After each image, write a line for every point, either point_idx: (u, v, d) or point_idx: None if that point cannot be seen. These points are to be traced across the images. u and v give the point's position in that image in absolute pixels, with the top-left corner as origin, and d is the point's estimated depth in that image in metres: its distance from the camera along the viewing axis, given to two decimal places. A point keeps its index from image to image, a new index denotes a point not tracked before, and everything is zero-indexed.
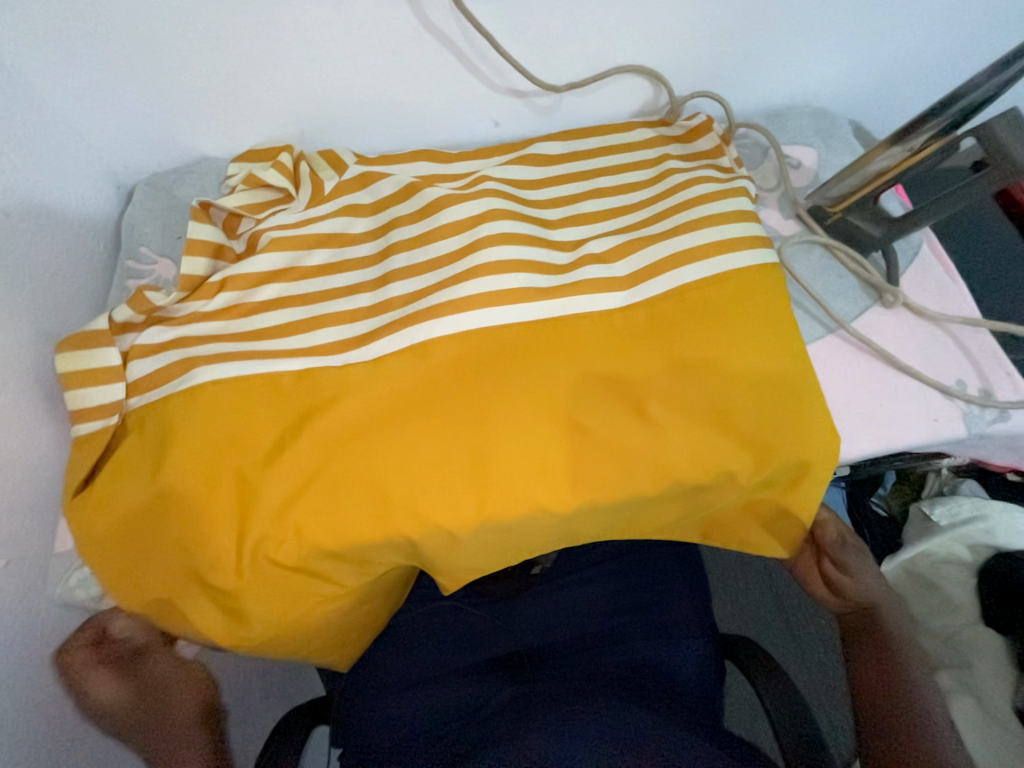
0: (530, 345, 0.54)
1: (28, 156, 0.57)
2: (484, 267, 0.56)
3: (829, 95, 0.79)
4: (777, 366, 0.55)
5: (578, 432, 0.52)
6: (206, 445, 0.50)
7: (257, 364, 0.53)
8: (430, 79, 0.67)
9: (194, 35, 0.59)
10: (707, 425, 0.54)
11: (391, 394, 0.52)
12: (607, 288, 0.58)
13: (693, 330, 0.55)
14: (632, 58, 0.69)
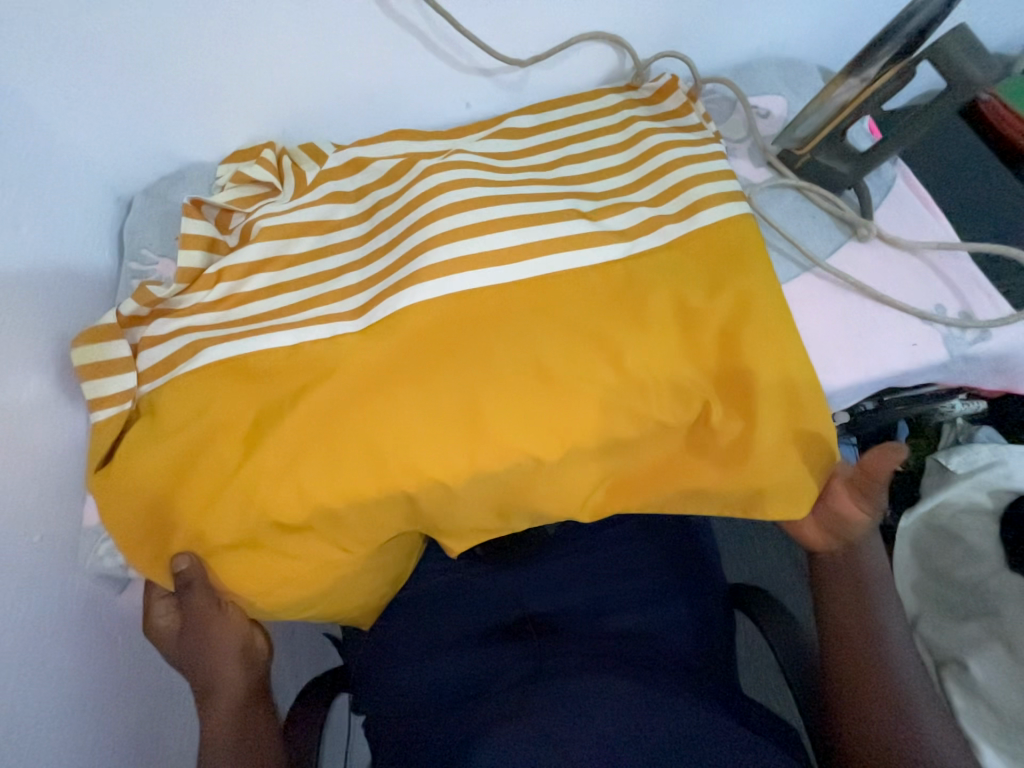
0: (508, 308, 0.56)
1: (33, 173, 0.62)
2: (458, 231, 0.58)
3: (795, 43, 0.80)
4: (755, 309, 0.55)
5: (560, 389, 0.54)
6: (214, 425, 0.54)
7: (255, 344, 0.57)
8: (398, 65, 0.70)
9: (173, 45, 0.62)
10: (687, 372, 0.55)
11: (376, 366, 0.55)
12: (583, 245, 0.59)
13: (665, 284, 0.57)
14: (594, 24, 0.71)
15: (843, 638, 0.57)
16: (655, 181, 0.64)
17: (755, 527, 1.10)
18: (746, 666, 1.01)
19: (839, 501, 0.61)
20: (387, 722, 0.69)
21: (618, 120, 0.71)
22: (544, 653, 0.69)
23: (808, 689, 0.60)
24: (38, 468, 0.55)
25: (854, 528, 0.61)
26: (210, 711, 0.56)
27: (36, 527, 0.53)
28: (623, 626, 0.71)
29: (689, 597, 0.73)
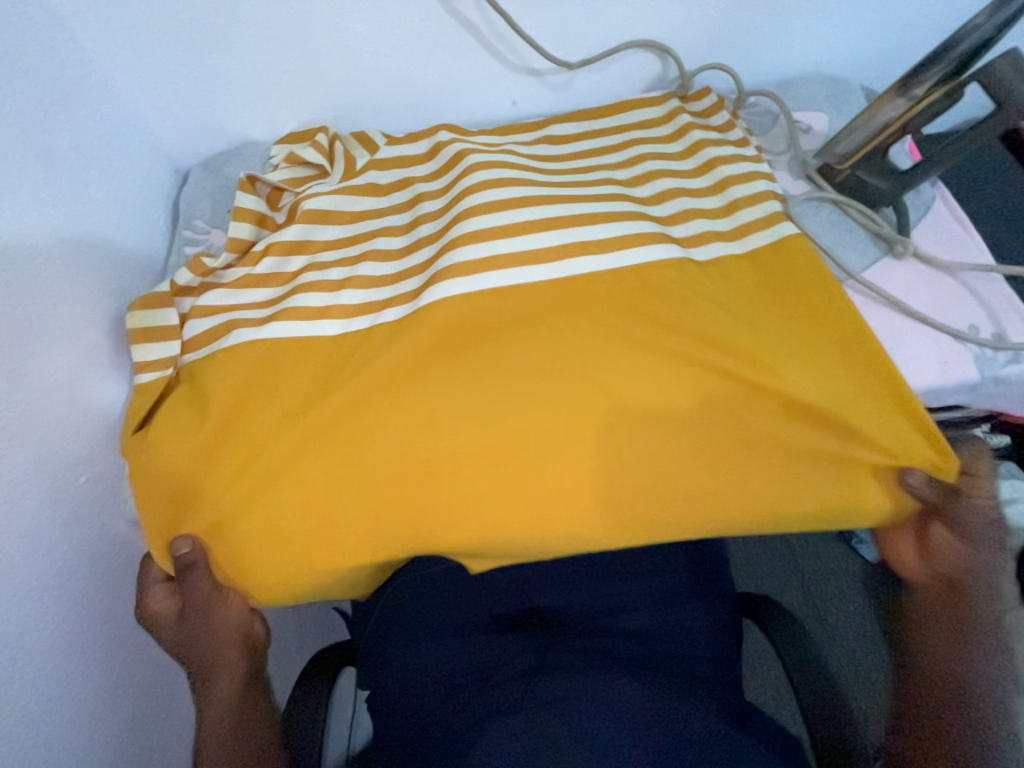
0: (541, 309, 0.57)
1: (103, 138, 0.65)
2: (494, 228, 0.59)
3: (840, 62, 0.81)
4: (785, 328, 0.56)
5: (590, 390, 0.54)
6: (249, 406, 0.56)
7: (297, 327, 0.59)
8: (452, 61, 0.73)
9: (244, 28, 0.66)
10: (721, 383, 0.54)
11: (410, 355, 0.56)
12: (620, 247, 0.60)
13: (700, 295, 0.57)
14: (644, 32, 0.73)
15: (932, 688, 0.48)
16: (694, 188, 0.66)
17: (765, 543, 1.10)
18: (749, 683, 0.99)
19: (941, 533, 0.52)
20: (394, 703, 0.70)
21: (661, 127, 0.73)
22: (556, 654, 0.69)
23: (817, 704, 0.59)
24: (87, 412, 0.58)
25: (963, 565, 0.51)
26: (211, 694, 0.55)
27: (81, 469, 0.56)
28: (630, 626, 0.72)
29: (697, 604, 0.73)
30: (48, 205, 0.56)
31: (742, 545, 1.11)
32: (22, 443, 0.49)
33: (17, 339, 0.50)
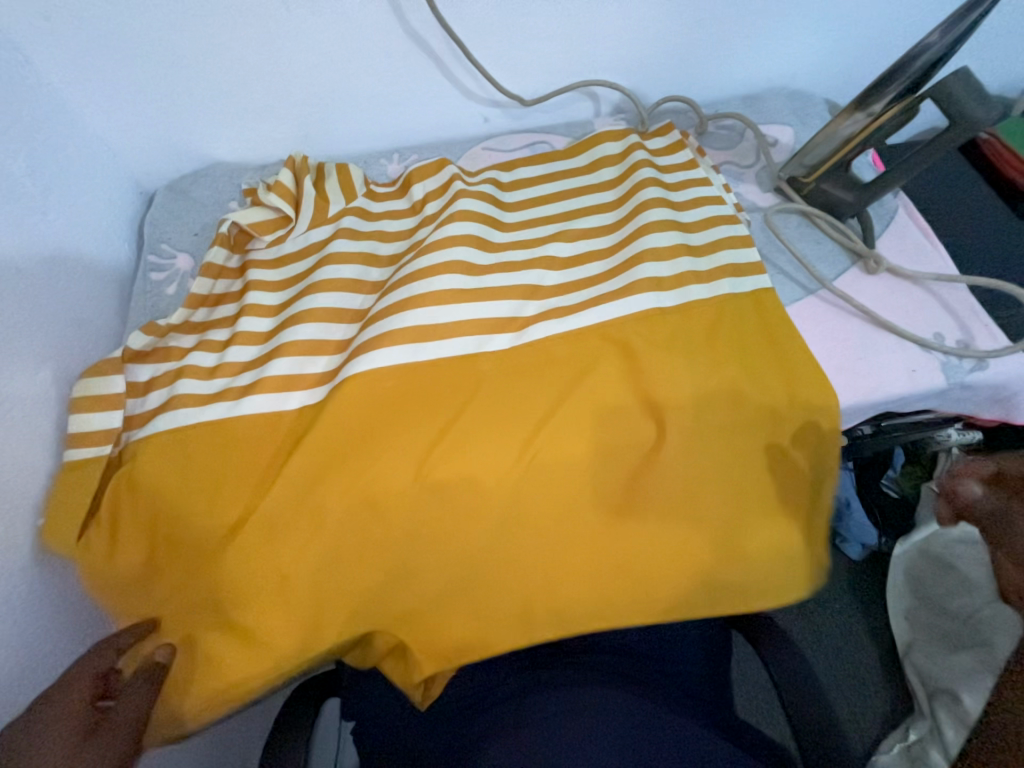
0: (504, 373, 0.57)
1: (60, 163, 0.63)
2: (448, 298, 0.58)
3: (804, 76, 0.83)
4: (751, 380, 0.56)
5: (563, 449, 0.54)
6: (206, 513, 0.53)
7: (250, 404, 0.56)
8: (421, 81, 0.72)
9: (202, 46, 0.64)
10: (688, 444, 0.55)
11: (377, 408, 0.55)
12: (578, 312, 0.59)
13: (667, 350, 0.57)
14: (613, 50, 0.73)
15: None
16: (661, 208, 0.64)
17: None
18: (738, 687, 1.00)
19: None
20: (382, 730, 0.67)
21: (617, 150, 0.71)
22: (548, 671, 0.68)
23: (807, 714, 0.59)
24: (46, 452, 0.55)
25: None
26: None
27: (42, 510, 0.53)
28: (618, 642, 0.72)
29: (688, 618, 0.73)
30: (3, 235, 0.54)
31: None
32: None
33: None
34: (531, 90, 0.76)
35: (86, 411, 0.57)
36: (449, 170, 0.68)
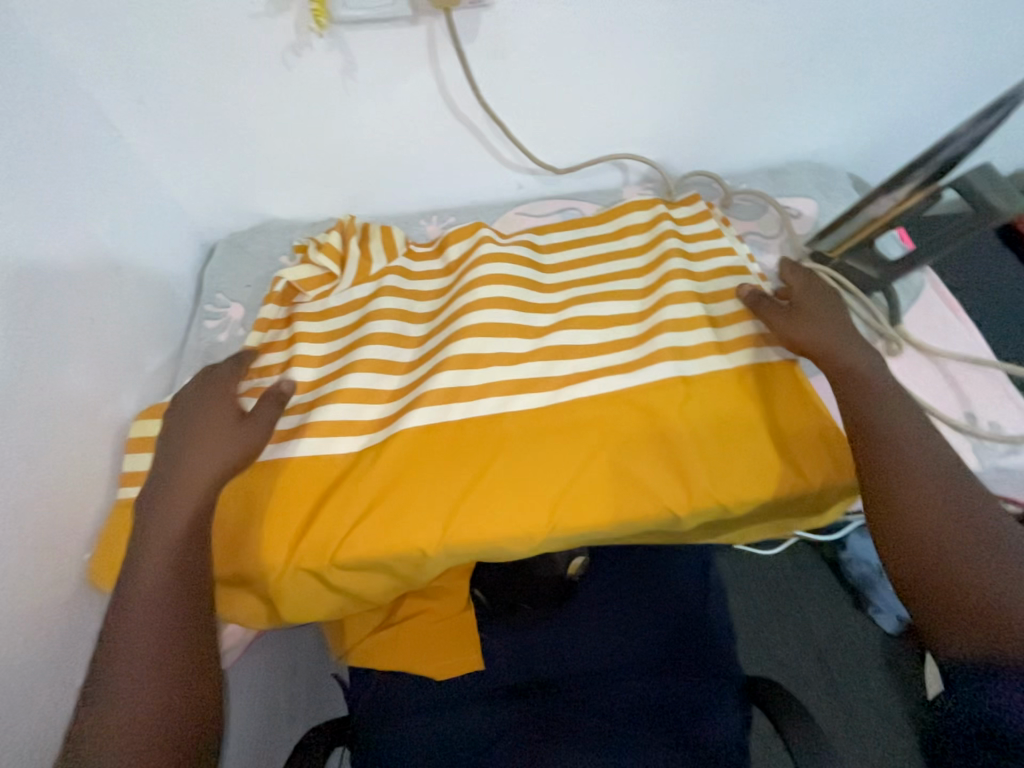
0: (534, 434, 0.58)
1: (135, 219, 0.69)
2: (482, 357, 0.61)
3: (826, 151, 0.86)
4: (772, 452, 0.56)
5: (589, 505, 0.54)
6: (244, 558, 0.55)
7: (289, 449, 0.58)
8: (462, 154, 0.77)
9: (268, 125, 0.70)
10: (702, 513, 0.55)
11: (410, 463, 0.57)
12: (606, 376, 0.61)
13: (691, 419, 0.57)
14: (643, 127, 0.78)
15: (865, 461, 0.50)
16: (691, 278, 0.67)
17: (776, 612, 1.09)
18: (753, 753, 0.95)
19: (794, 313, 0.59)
20: None
21: (647, 218, 0.75)
22: (558, 726, 0.68)
23: None
24: (98, 489, 0.59)
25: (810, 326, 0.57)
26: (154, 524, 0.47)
27: (89, 548, 0.56)
28: (635, 699, 0.69)
29: (710, 677, 0.70)
30: (79, 290, 0.59)
31: (752, 611, 1.10)
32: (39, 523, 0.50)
33: (41, 420, 0.52)
34: (564, 160, 0.80)
35: (137, 453, 0.61)
36: (484, 234, 0.73)
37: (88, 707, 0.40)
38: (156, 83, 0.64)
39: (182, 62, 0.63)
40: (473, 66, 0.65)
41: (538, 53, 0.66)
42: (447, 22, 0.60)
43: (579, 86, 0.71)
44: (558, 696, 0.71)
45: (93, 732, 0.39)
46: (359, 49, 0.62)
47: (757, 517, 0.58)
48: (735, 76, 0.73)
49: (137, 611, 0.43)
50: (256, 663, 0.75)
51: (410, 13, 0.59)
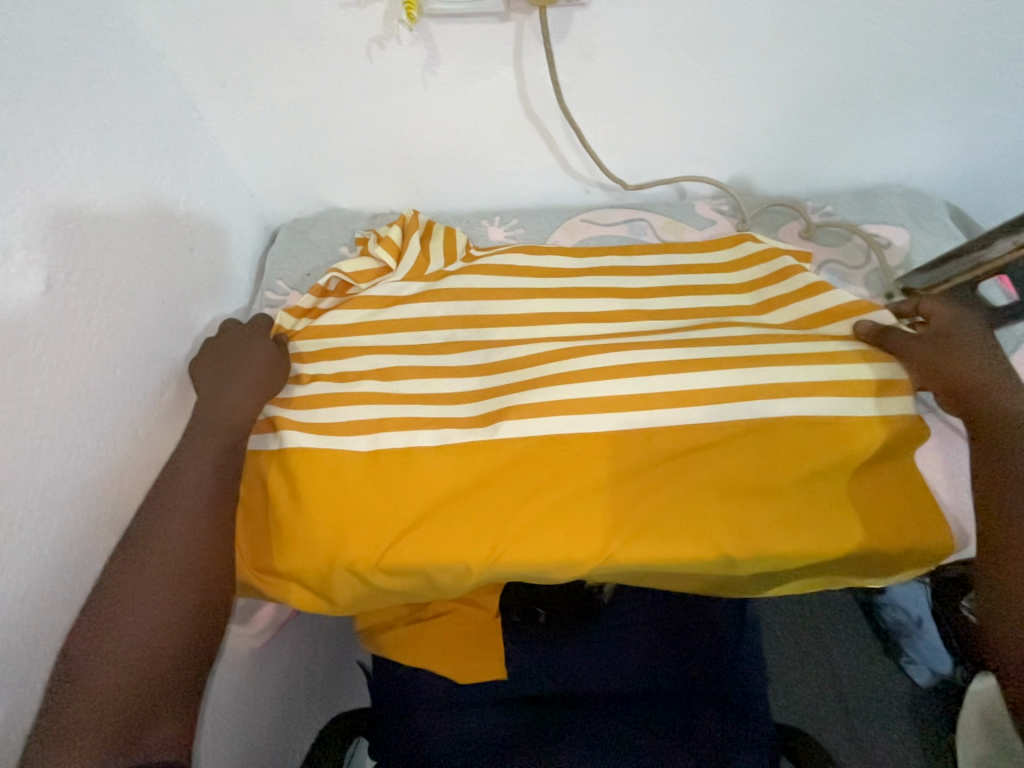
0: (587, 457, 0.55)
1: (206, 201, 0.70)
2: (547, 375, 0.58)
3: (923, 176, 0.80)
4: (831, 501, 0.54)
5: (633, 531, 0.53)
6: (290, 553, 0.55)
7: (346, 444, 0.58)
8: (534, 155, 0.74)
9: (343, 115, 0.69)
10: (753, 558, 0.52)
11: (462, 471, 0.56)
12: (676, 407, 0.56)
13: (749, 459, 0.54)
14: (728, 137, 0.73)
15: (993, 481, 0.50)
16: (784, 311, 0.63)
17: (804, 652, 1.05)
18: None
19: (950, 351, 0.55)
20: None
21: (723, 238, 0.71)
22: (572, 729, 0.67)
23: None
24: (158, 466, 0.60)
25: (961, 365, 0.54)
26: (185, 452, 0.54)
27: None
28: (660, 722, 0.67)
29: (740, 713, 0.67)
30: (149, 269, 0.60)
31: (777, 649, 1.06)
32: (93, 499, 0.51)
33: (101, 396, 0.53)
34: (639, 168, 0.76)
35: None
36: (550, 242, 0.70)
37: (120, 572, 0.47)
38: (241, 70, 0.64)
39: (267, 48, 0.62)
40: (559, 68, 0.63)
41: (628, 57, 0.63)
42: (539, 20, 0.58)
43: (666, 89, 0.66)
44: (581, 708, 0.70)
45: (124, 592, 0.46)
46: (445, 44, 0.61)
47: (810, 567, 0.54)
48: (835, 91, 0.68)
49: (165, 532, 0.49)
50: (287, 645, 0.77)
51: (502, 10, 0.57)
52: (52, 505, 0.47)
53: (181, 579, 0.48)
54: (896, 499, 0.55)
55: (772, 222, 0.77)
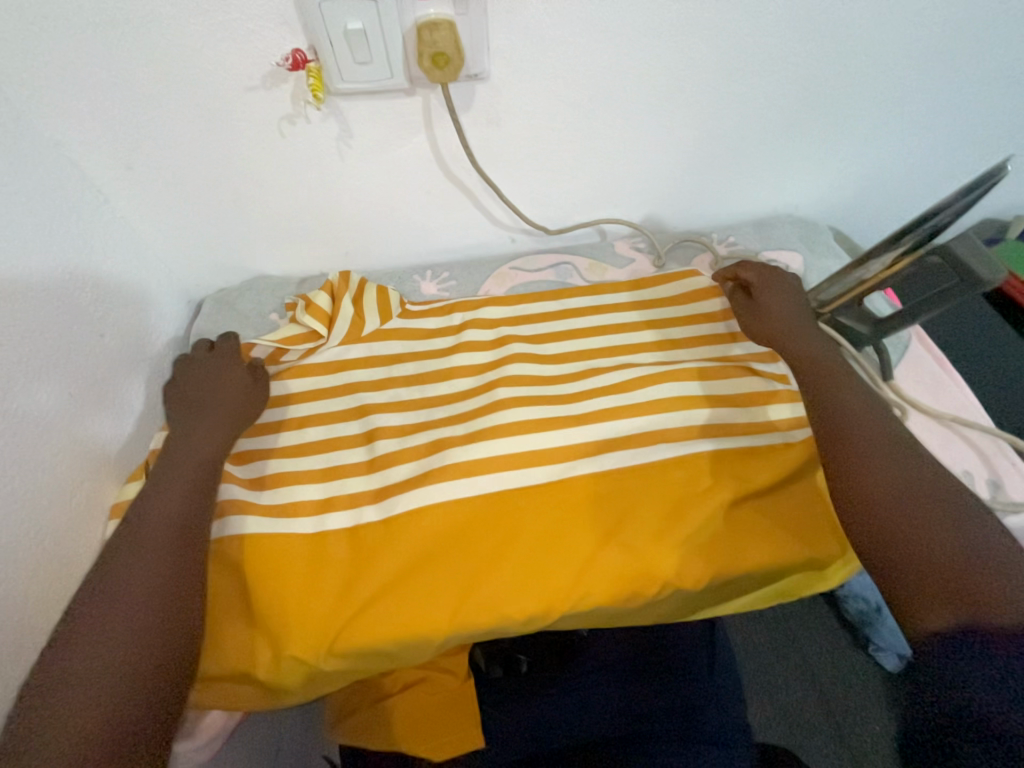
0: (538, 503, 0.56)
1: (121, 285, 0.67)
2: (496, 430, 0.59)
3: (807, 204, 0.89)
4: (762, 511, 0.57)
5: (589, 566, 0.53)
6: (237, 648, 0.51)
7: (293, 528, 0.55)
8: (456, 213, 0.78)
9: (260, 188, 0.69)
10: (705, 574, 0.54)
11: (415, 536, 0.54)
12: (619, 451, 0.59)
13: (684, 482, 0.57)
14: (635, 184, 0.79)
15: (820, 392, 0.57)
16: (703, 340, 0.69)
17: (780, 658, 1.06)
18: None
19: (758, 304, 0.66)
20: None
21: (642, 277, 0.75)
22: None
23: None
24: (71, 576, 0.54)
25: (768, 317, 0.64)
26: (168, 470, 0.54)
27: None
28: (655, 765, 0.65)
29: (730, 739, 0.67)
30: (53, 364, 0.56)
31: (755, 659, 1.07)
32: None
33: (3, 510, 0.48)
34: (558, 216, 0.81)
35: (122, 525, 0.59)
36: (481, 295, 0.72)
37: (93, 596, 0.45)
38: (149, 151, 0.63)
39: (174, 132, 0.62)
40: (469, 133, 0.67)
41: (533, 118, 0.67)
42: (444, 94, 0.61)
43: (572, 145, 0.72)
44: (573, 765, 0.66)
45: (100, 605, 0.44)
46: (355, 119, 0.63)
47: (760, 577, 0.56)
48: (720, 140, 0.76)
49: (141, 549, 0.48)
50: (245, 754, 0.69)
51: (408, 87, 0.60)
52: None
53: (164, 580, 0.46)
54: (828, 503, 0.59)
55: (686, 255, 0.83)
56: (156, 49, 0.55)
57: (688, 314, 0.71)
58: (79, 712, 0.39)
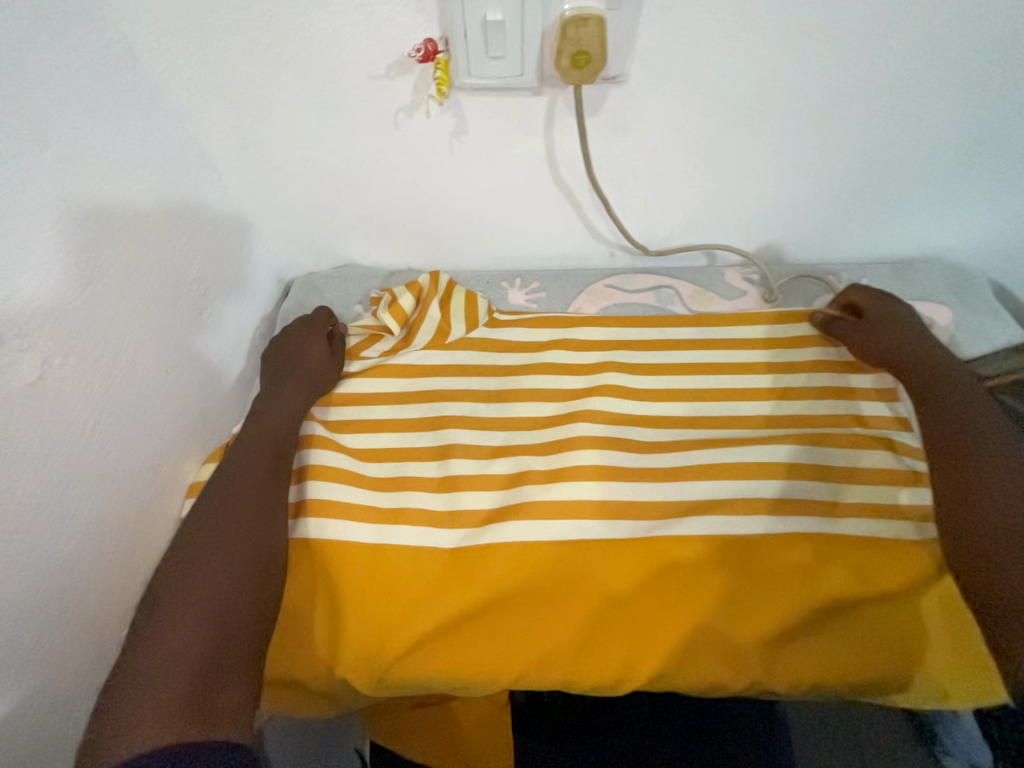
0: (616, 558, 0.51)
1: (222, 262, 0.68)
2: (578, 469, 0.55)
3: (963, 250, 0.76)
4: (879, 618, 0.49)
5: (665, 638, 0.48)
6: (294, 655, 0.51)
7: (358, 538, 0.54)
8: (558, 221, 0.72)
9: (365, 178, 0.67)
10: (798, 675, 0.47)
11: (483, 569, 0.51)
12: (714, 515, 0.53)
13: (780, 564, 0.51)
14: (762, 209, 0.70)
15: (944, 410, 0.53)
16: (822, 395, 0.59)
17: None
18: None
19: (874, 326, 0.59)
20: None
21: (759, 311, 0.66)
22: None
23: None
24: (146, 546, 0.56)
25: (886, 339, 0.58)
26: (252, 428, 0.56)
27: (125, 619, 0.53)
28: None
29: None
30: (155, 338, 0.57)
31: None
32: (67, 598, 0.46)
33: (95, 479, 0.50)
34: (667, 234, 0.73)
35: None
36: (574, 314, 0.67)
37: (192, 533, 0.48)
38: (266, 129, 0.63)
39: (292, 116, 0.61)
40: (591, 139, 0.61)
41: (663, 129, 0.60)
42: (574, 96, 0.56)
43: (701, 159, 0.64)
44: None
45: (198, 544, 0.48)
46: (474, 115, 0.59)
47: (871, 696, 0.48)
48: (874, 168, 0.66)
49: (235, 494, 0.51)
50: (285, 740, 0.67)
51: (536, 85, 0.55)
52: (12, 619, 0.41)
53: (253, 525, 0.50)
54: (969, 622, 0.49)
55: (804, 293, 0.73)
56: (292, 32, 0.54)
57: (811, 362, 0.61)
58: (185, 632, 0.43)
